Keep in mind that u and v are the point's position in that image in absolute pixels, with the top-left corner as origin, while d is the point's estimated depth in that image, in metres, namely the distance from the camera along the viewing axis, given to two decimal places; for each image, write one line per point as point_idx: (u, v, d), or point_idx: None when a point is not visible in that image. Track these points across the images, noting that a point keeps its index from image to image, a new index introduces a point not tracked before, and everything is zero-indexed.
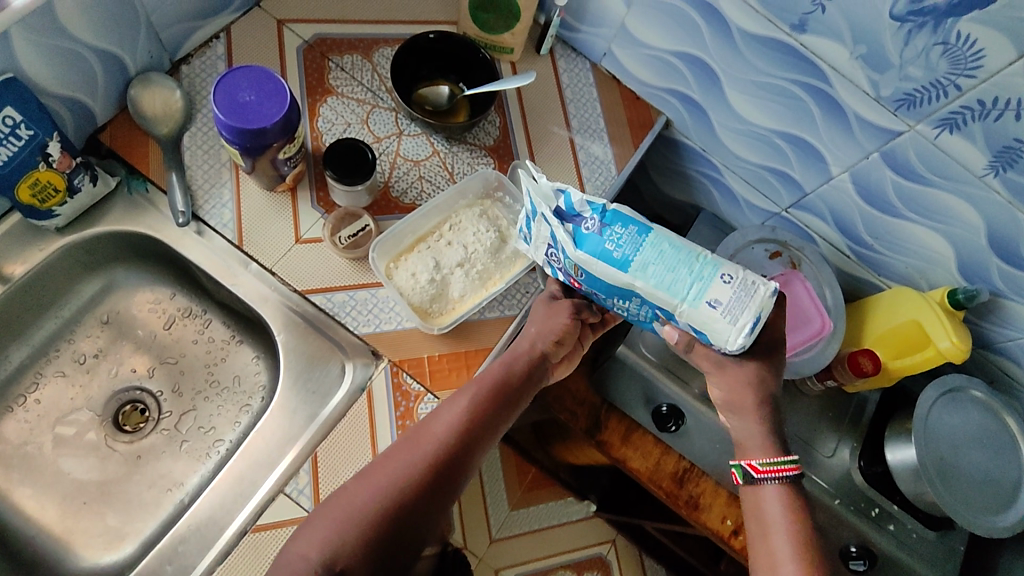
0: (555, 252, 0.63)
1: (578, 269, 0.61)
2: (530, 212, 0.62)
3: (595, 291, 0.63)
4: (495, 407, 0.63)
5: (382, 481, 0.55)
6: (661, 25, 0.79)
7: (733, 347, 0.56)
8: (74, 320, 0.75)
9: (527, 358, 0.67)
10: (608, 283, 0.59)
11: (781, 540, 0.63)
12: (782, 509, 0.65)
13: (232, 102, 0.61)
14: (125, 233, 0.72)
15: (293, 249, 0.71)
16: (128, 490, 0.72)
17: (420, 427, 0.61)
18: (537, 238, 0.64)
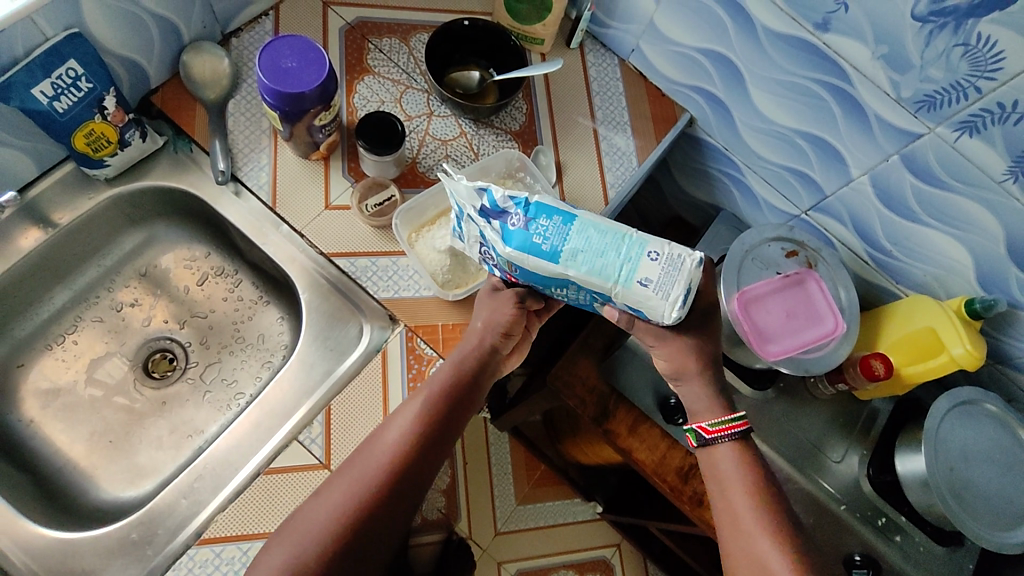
0: (486, 251, 0.62)
1: (511, 266, 0.60)
2: (455, 212, 0.60)
3: (532, 285, 0.61)
4: (444, 412, 0.65)
5: (334, 502, 0.58)
6: (688, 22, 0.82)
7: (670, 322, 0.56)
8: (114, 270, 0.80)
9: (473, 359, 0.68)
10: (543, 277, 0.58)
11: (743, 497, 0.66)
12: (737, 467, 0.68)
13: (274, 68, 0.65)
14: (167, 190, 0.76)
15: (323, 214, 0.75)
16: (152, 432, 0.75)
17: (371, 442, 0.63)
18: (468, 237, 0.62)
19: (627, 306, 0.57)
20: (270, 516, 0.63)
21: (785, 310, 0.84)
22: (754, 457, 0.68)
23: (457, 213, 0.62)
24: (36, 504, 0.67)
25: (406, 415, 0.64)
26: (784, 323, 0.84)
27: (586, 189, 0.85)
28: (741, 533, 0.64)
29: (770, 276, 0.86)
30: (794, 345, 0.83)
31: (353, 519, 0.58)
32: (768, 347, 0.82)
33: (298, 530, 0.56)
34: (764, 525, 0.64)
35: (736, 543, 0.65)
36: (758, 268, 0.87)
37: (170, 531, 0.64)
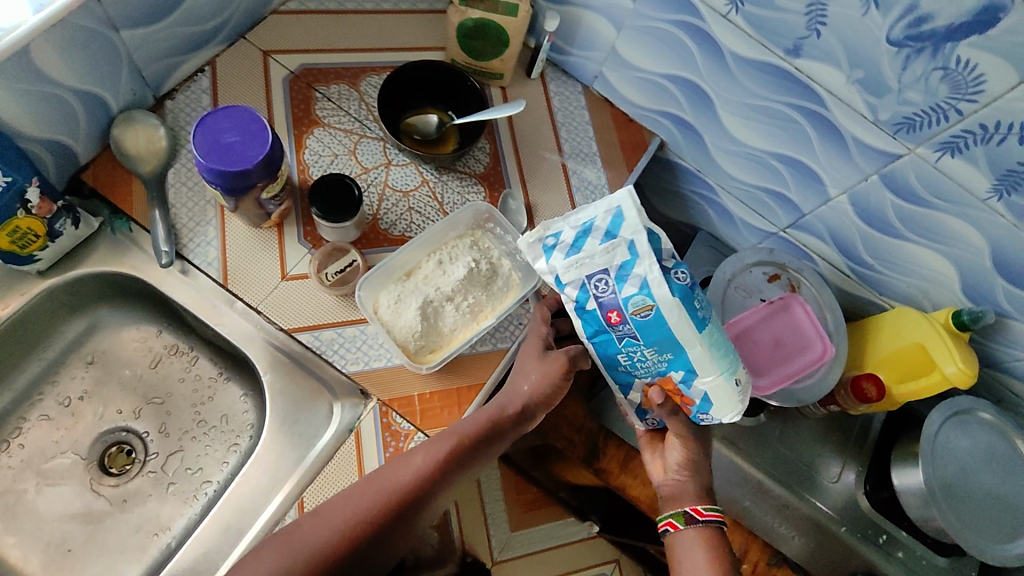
0: (604, 280, 0.60)
1: (642, 309, 0.58)
2: (618, 234, 0.59)
3: (629, 331, 0.60)
4: (464, 461, 0.62)
5: (333, 523, 0.57)
6: (652, 49, 0.78)
7: (732, 422, 0.62)
8: (59, 362, 0.74)
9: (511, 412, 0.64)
10: (669, 332, 0.59)
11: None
12: (704, 561, 0.65)
13: (214, 144, 0.59)
14: (108, 274, 0.70)
15: (281, 285, 0.70)
16: (115, 536, 0.70)
17: (387, 465, 0.61)
18: (596, 256, 0.60)
19: (703, 395, 0.61)
20: None
21: (774, 338, 0.82)
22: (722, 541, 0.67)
23: (602, 232, 0.60)
24: None
25: (426, 452, 0.61)
26: (773, 352, 0.81)
27: None
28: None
29: (754, 304, 0.84)
30: (784, 375, 0.80)
31: (345, 541, 0.57)
32: (757, 381, 0.80)
33: (289, 544, 0.55)
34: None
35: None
36: (742, 297, 0.85)
37: None
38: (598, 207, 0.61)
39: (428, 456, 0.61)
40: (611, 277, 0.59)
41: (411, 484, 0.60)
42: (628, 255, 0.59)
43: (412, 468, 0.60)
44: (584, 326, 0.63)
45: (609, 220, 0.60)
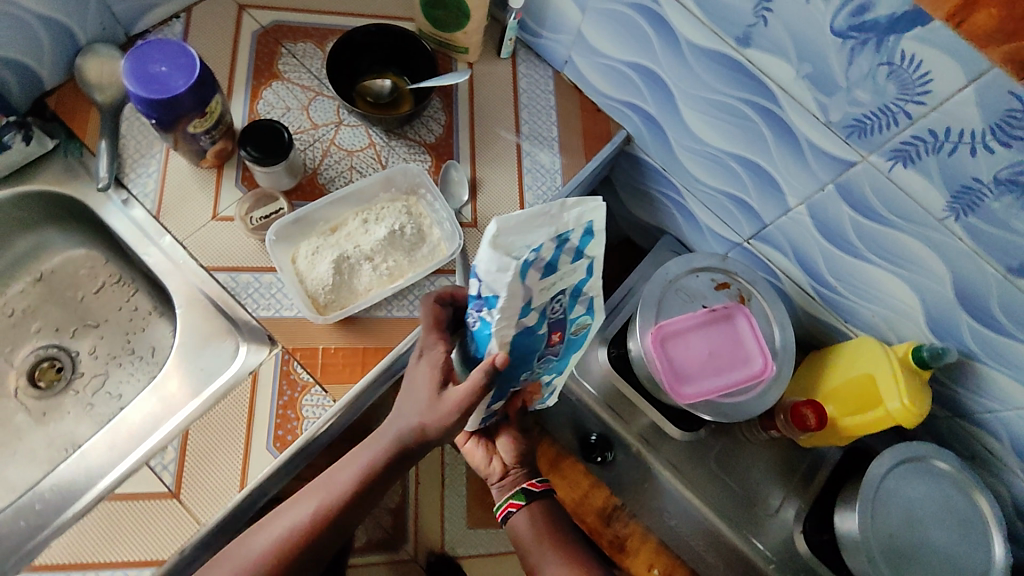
0: (560, 302, 0.56)
1: (580, 328, 0.62)
2: (583, 257, 0.53)
3: (558, 348, 0.61)
4: (359, 502, 0.61)
5: (229, 569, 0.57)
6: (614, 34, 0.76)
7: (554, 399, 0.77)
8: (9, 274, 0.78)
9: (397, 455, 0.62)
10: (581, 346, 0.65)
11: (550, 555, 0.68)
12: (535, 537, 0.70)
13: (144, 74, 0.62)
14: (57, 194, 0.73)
15: (208, 224, 0.71)
16: (24, 446, 0.72)
17: (271, 522, 0.60)
18: (564, 276, 0.53)
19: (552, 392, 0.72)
20: (108, 546, 0.59)
21: (708, 349, 0.77)
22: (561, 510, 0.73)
23: (574, 250, 0.52)
24: None
25: (316, 503, 0.60)
26: (706, 362, 0.76)
27: (501, 208, 0.79)
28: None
29: (693, 310, 0.79)
30: (713, 388, 0.75)
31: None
32: (683, 389, 0.75)
33: None
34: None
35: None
36: (682, 300, 0.80)
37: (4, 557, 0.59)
38: (571, 218, 0.51)
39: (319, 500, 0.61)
40: (568, 303, 0.58)
41: (305, 532, 0.59)
42: (583, 276, 0.55)
43: (299, 523, 0.59)
44: (516, 348, 0.57)
45: (583, 233, 0.52)
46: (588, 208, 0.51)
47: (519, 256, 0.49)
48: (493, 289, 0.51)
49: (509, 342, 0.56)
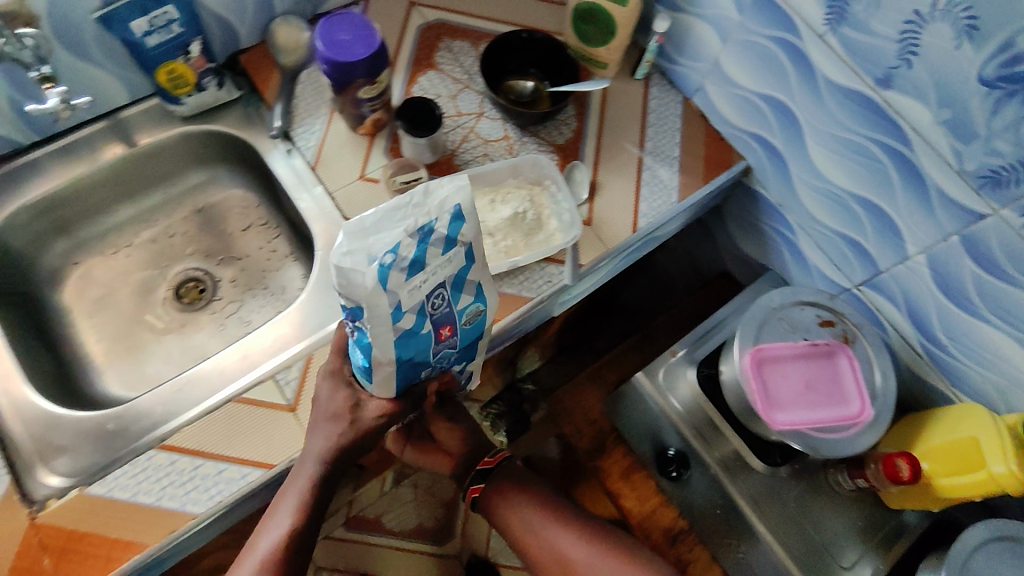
0: (441, 295, 0.53)
1: (473, 316, 0.58)
2: (442, 245, 0.48)
3: (450, 340, 0.58)
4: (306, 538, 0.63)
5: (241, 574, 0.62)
6: (753, 66, 0.79)
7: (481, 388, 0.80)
8: (176, 201, 0.89)
9: (323, 481, 0.63)
10: (478, 333, 0.62)
11: (561, 534, 0.79)
12: (539, 513, 0.81)
13: (331, 39, 0.70)
14: (234, 137, 0.84)
15: (356, 182, 0.80)
16: (165, 351, 0.82)
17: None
18: (435, 272, 0.50)
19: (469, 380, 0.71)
20: (229, 440, 0.66)
21: (804, 381, 0.77)
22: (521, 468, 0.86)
23: (444, 240, 0.49)
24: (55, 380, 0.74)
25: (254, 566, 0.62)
26: (801, 392, 0.76)
27: (616, 213, 0.83)
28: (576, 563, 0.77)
29: (794, 341, 0.79)
30: (805, 420, 0.74)
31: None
32: (775, 415, 0.74)
33: None
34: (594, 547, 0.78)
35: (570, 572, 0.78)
36: (783, 329, 0.79)
37: (136, 433, 0.67)
38: (428, 206, 0.48)
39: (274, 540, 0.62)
40: (452, 292, 0.54)
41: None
42: (463, 264, 0.52)
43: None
44: (398, 351, 0.54)
45: (452, 219, 0.49)
46: (453, 196, 0.48)
47: (375, 260, 0.46)
48: (359, 301, 0.48)
49: (390, 347, 0.53)
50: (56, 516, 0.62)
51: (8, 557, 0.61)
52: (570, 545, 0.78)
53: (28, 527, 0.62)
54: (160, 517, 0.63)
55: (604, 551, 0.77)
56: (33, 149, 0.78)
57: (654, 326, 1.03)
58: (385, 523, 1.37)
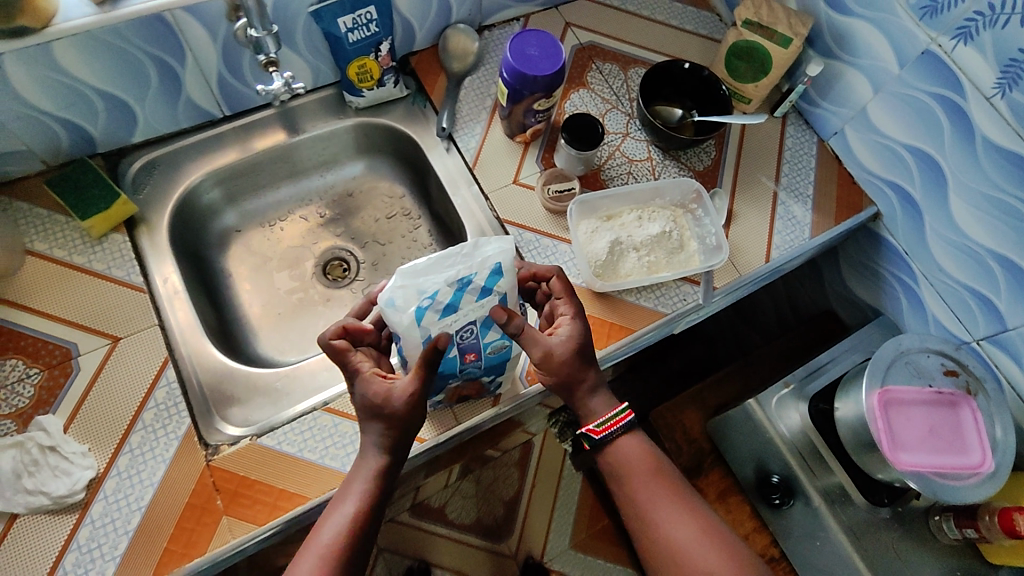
0: (470, 330, 0.64)
1: (498, 348, 0.67)
2: (476, 293, 0.63)
3: (476, 365, 0.67)
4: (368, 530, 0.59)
5: None
6: (904, 117, 0.83)
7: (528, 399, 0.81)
8: (331, 185, 0.95)
9: (385, 475, 0.63)
10: (505, 362, 0.70)
11: (679, 525, 0.64)
12: (650, 479, 0.67)
13: (520, 52, 0.77)
14: (397, 131, 0.90)
15: (510, 185, 0.85)
16: (308, 322, 0.88)
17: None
18: (468, 313, 0.63)
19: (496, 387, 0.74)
20: None
21: (927, 427, 0.79)
22: (646, 443, 0.70)
23: (480, 289, 0.63)
24: (222, 334, 0.81)
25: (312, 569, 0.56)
26: (923, 438, 0.79)
27: (751, 241, 0.86)
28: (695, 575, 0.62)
29: (920, 387, 0.80)
30: (928, 464, 0.77)
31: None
32: (899, 455, 0.77)
33: None
34: (715, 553, 0.62)
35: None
36: (909, 375, 0.81)
37: (303, 393, 0.73)
38: (473, 264, 0.63)
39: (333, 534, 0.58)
40: (481, 325, 0.64)
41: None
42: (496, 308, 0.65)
43: (323, 572, 0.56)
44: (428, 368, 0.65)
45: (490, 273, 0.63)
46: (493, 256, 0.64)
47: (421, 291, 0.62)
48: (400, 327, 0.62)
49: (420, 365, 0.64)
50: (228, 461, 0.67)
51: (184, 494, 0.65)
52: (685, 540, 0.63)
53: (204, 467, 0.67)
54: (320, 473, 0.68)
55: (718, 563, 0.62)
56: (222, 124, 0.85)
57: (756, 356, 1.05)
58: (447, 514, 1.36)
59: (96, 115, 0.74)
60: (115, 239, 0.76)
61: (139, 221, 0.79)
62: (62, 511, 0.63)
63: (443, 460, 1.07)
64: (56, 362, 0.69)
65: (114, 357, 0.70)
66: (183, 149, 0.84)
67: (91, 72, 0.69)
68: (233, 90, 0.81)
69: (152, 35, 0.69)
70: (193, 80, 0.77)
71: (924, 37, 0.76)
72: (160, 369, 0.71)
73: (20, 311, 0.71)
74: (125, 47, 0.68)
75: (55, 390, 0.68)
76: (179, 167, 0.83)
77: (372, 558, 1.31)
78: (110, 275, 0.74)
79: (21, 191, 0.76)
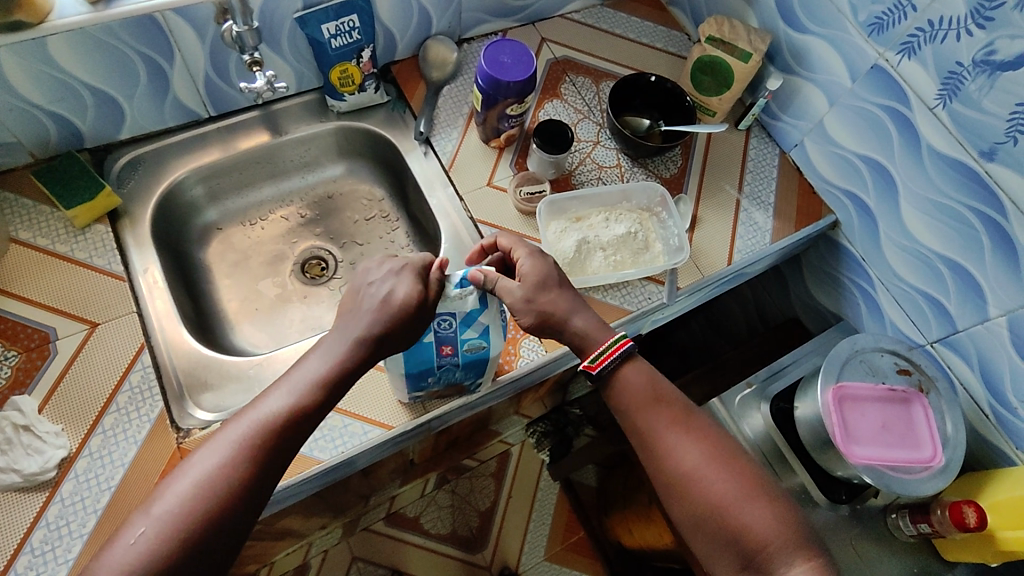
0: (448, 321, 0.66)
1: (475, 348, 0.68)
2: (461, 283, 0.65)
3: (452, 361, 0.69)
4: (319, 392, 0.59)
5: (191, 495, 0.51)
6: (857, 129, 0.88)
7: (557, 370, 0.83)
8: (311, 186, 0.99)
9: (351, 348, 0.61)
10: (484, 364, 0.70)
11: (686, 451, 0.60)
12: (657, 406, 0.63)
13: (493, 60, 0.81)
14: (377, 135, 0.94)
15: (484, 187, 0.88)
16: (287, 317, 0.90)
17: (171, 487, 0.52)
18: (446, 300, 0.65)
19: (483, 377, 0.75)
20: (356, 397, 0.75)
21: (881, 422, 0.82)
22: (648, 371, 0.65)
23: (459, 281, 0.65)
24: (199, 326, 0.83)
25: (247, 429, 0.54)
26: (875, 432, 0.81)
27: (713, 243, 0.90)
28: (712, 502, 0.58)
29: (874, 383, 0.84)
30: (881, 457, 0.80)
31: (174, 556, 0.49)
32: (853, 449, 0.80)
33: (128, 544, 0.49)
34: (727, 476, 0.59)
35: (698, 501, 0.59)
36: (863, 372, 0.84)
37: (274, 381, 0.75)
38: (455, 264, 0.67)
39: (281, 401, 0.56)
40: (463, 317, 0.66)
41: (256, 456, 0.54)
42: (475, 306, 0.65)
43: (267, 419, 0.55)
44: (405, 360, 0.66)
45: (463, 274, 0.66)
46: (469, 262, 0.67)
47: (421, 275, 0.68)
48: None
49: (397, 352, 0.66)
50: (198, 443, 0.69)
51: (153, 474, 0.67)
52: (696, 465, 0.60)
53: (173, 449, 0.68)
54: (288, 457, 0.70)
55: (732, 488, 0.58)
56: (207, 125, 0.89)
57: (723, 361, 1.08)
58: (421, 524, 1.37)
59: (86, 111, 0.78)
60: (97, 230, 0.78)
61: (122, 214, 0.81)
62: (32, 489, 0.64)
63: (417, 466, 1.08)
64: (34, 345, 0.71)
65: (92, 341, 0.72)
66: (169, 147, 0.87)
67: (83, 68, 0.72)
68: (219, 91, 0.85)
69: (143, 34, 0.72)
70: (181, 80, 0.80)
71: (873, 52, 0.81)
72: (135, 354, 0.72)
73: (2, 297, 0.73)
74: (117, 45, 0.72)
75: (32, 372, 0.70)
76: (163, 164, 0.86)
77: (346, 566, 1.32)
78: (92, 264, 0.76)
79: (9, 182, 0.78)
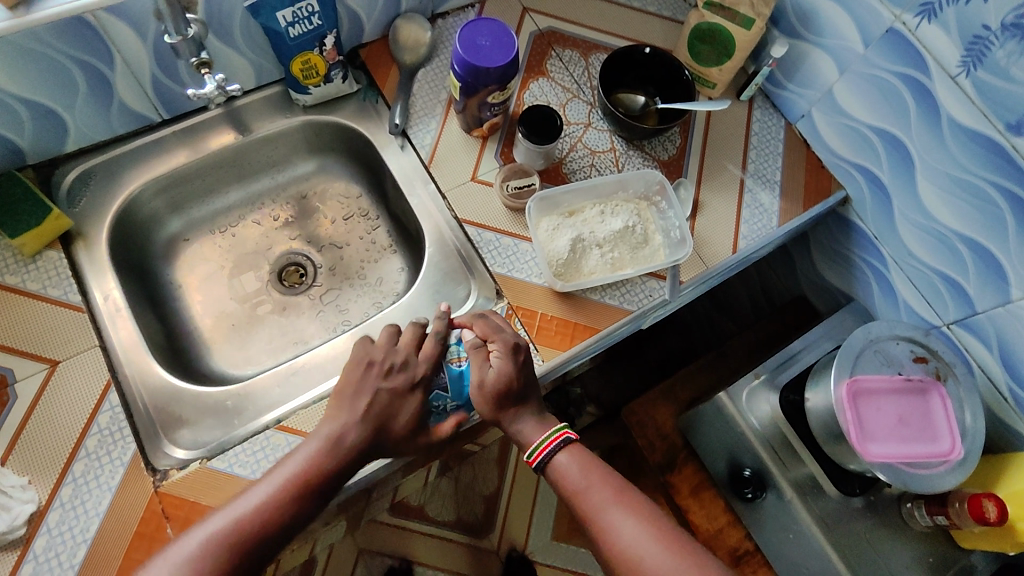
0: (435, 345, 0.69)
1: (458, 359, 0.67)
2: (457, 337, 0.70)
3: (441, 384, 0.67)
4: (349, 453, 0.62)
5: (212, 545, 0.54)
6: (870, 98, 0.80)
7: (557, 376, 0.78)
8: (284, 187, 0.92)
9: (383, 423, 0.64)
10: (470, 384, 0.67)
11: (624, 524, 0.59)
12: (593, 485, 0.62)
13: (470, 43, 0.73)
14: (348, 129, 0.87)
15: (468, 183, 0.81)
16: (266, 330, 0.85)
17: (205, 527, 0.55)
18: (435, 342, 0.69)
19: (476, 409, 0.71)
20: None
21: (897, 415, 0.78)
22: (583, 452, 0.65)
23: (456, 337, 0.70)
24: (172, 350, 0.78)
25: (284, 475, 0.58)
26: (892, 426, 0.78)
27: (717, 231, 0.83)
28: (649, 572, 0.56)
29: (890, 375, 0.80)
30: (897, 454, 0.76)
31: None
32: (869, 446, 0.76)
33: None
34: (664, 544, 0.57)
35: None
36: (878, 363, 0.80)
37: (257, 410, 0.71)
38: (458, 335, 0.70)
39: (309, 458, 0.60)
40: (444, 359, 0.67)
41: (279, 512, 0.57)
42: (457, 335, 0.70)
43: (291, 477, 0.58)
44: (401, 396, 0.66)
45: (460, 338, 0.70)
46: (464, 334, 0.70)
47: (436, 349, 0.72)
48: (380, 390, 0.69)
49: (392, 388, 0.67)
50: (177, 486, 0.64)
51: (132, 521, 0.62)
52: (635, 540, 0.57)
53: (151, 494, 0.64)
54: None
55: (666, 557, 0.56)
56: (162, 129, 0.81)
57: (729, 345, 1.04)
58: (426, 513, 1.35)
59: (21, 126, 0.70)
60: (50, 257, 0.72)
61: (76, 235, 0.75)
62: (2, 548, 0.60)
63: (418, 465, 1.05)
64: None
65: (53, 381, 0.67)
66: (122, 156, 0.79)
67: (10, 80, 0.64)
68: (169, 93, 0.77)
69: (73, 38, 0.64)
70: (125, 84, 0.72)
71: (889, 15, 0.74)
72: (102, 393, 0.67)
73: None
74: (45, 53, 0.64)
75: None
76: (118, 176, 0.79)
77: (353, 560, 1.31)
78: (46, 295, 0.70)
79: None
